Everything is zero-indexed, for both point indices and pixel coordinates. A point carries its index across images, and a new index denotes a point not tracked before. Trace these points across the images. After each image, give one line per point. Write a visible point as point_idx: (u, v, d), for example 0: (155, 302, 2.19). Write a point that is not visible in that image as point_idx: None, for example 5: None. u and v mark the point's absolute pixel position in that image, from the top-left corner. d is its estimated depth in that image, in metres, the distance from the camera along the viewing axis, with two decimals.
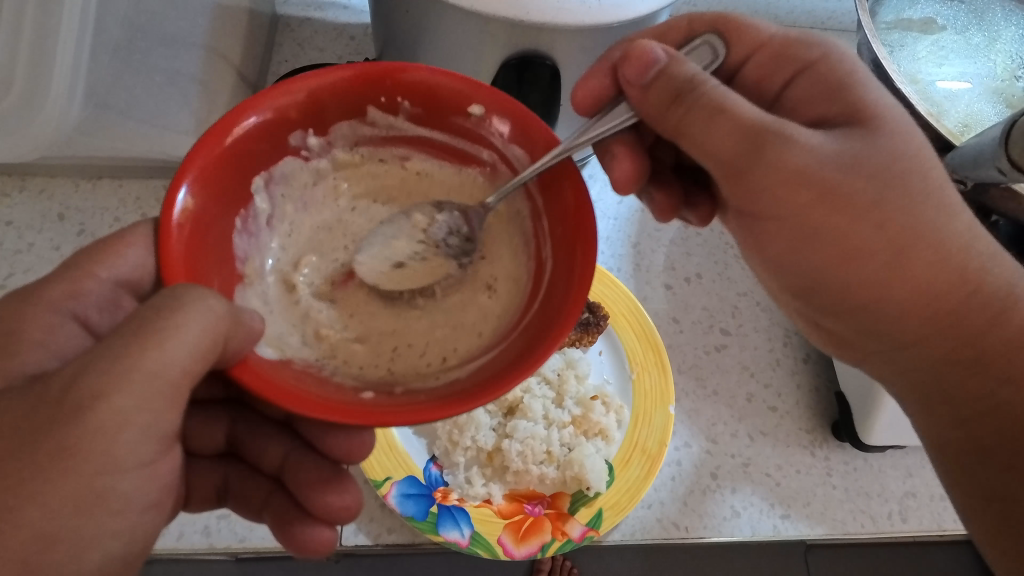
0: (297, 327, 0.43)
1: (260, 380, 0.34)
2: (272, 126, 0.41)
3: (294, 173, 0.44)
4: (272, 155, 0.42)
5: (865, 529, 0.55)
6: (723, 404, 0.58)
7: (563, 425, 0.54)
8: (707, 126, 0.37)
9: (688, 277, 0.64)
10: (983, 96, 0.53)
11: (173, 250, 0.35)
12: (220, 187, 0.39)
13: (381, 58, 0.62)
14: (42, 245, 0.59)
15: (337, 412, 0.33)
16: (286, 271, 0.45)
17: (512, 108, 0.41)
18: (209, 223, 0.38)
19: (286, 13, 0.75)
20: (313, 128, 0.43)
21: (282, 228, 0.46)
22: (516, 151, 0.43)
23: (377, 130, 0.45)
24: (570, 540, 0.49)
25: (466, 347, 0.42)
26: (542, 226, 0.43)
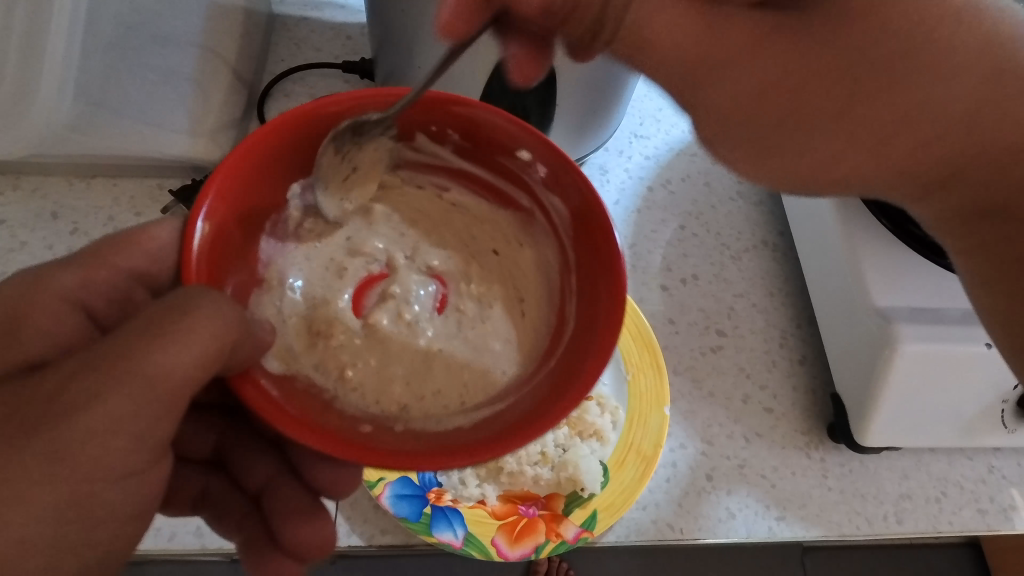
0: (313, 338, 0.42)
1: (267, 404, 0.34)
2: (316, 140, 0.41)
3: None
4: (315, 166, 0.43)
5: (861, 531, 0.54)
6: (719, 406, 0.58)
7: (558, 426, 0.54)
8: (642, 39, 0.35)
9: (684, 278, 0.64)
10: None
11: (194, 258, 0.36)
12: (248, 195, 0.40)
13: (378, 57, 0.62)
14: (35, 244, 0.59)
15: (352, 449, 0.33)
16: (322, 280, 0.45)
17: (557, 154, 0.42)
18: (236, 228, 0.39)
19: (283, 13, 0.75)
20: (358, 147, 0.44)
21: (311, 238, 0.45)
22: (555, 200, 0.43)
23: (419, 155, 0.46)
24: (564, 541, 0.48)
25: (484, 390, 0.42)
26: (570, 282, 0.43)
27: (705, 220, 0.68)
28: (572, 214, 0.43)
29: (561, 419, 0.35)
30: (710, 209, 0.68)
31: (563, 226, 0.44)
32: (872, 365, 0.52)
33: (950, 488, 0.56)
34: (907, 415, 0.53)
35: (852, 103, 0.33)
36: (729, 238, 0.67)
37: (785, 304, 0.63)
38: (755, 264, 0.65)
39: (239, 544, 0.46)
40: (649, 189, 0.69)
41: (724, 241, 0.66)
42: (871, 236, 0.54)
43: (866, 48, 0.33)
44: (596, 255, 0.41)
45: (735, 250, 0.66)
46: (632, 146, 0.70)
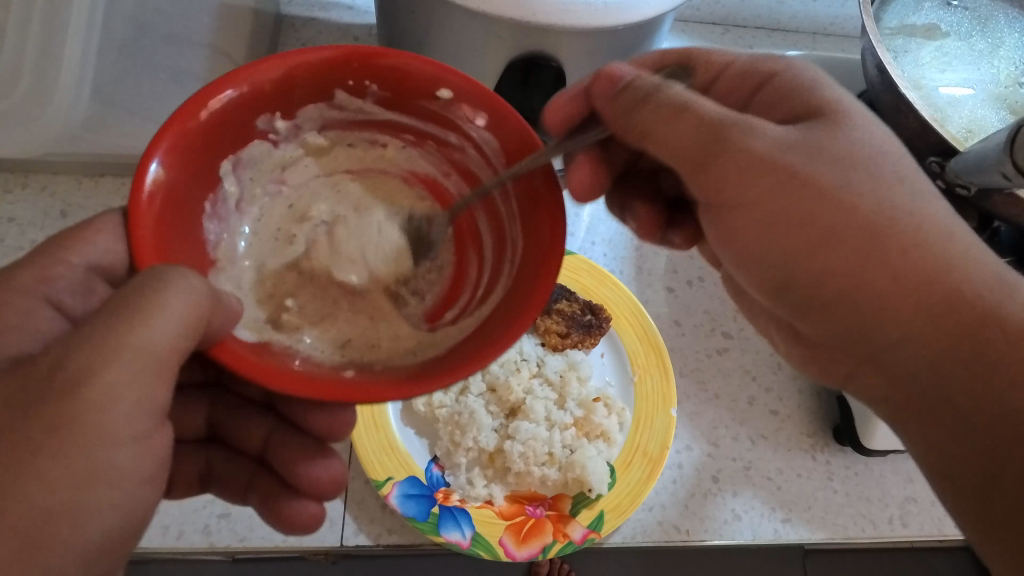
0: (266, 305, 0.43)
1: (237, 360, 0.34)
2: (243, 105, 0.39)
3: (263, 156, 0.44)
4: (239, 139, 0.41)
5: (866, 533, 0.54)
6: (725, 408, 0.58)
7: (564, 427, 0.54)
8: (665, 120, 0.39)
9: (690, 280, 0.64)
10: (987, 102, 0.54)
11: (143, 232, 0.34)
12: (190, 161, 0.38)
13: None
14: (44, 242, 0.59)
15: (315, 388, 0.33)
16: (275, 247, 0.47)
17: (480, 90, 0.41)
18: (178, 199, 0.38)
19: (290, 13, 0.75)
20: (280, 110, 0.42)
21: (257, 211, 0.47)
22: (486, 134, 0.42)
23: (346, 112, 0.45)
24: (570, 542, 0.48)
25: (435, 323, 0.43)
26: (508, 209, 0.42)
27: None
28: (497, 143, 0.42)
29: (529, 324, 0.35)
30: None
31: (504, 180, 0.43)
32: None
33: None
34: None
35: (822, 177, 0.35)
36: None
37: None
38: None
39: (255, 505, 0.46)
40: None
41: None
42: None
43: (837, 147, 0.36)
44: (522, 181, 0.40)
45: None
46: None
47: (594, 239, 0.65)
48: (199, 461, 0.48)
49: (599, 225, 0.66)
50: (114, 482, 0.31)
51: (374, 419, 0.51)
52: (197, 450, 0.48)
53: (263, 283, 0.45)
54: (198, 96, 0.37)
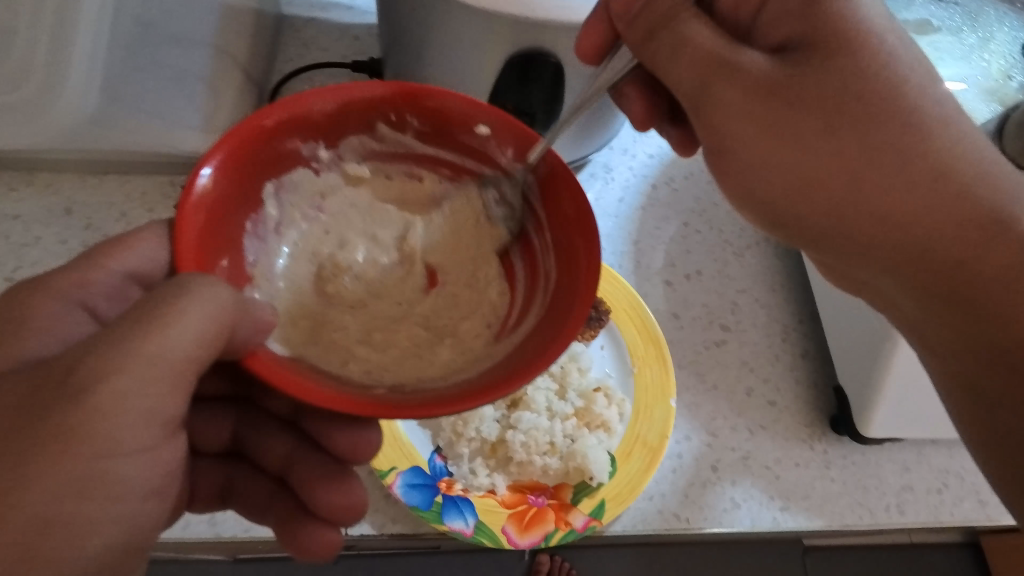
0: (311, 338, 0.43)
1: (277, 375, 0.34)
2: (289, 131, 0.41)
3: (303, 183, 0.45)
4: (284, 163, 0.43)
5: (864, 521, 0.55)
6: (723, 399, 0.59)
7: (565, 417, 0.54)
8: (671, 54, 0.39)
9: (687, 274, 0.65)
10: (978, 96, 0.55)
11: (187, 240, 0.36)
12: (239, 177, 0.40)
13: (387, 56, 0.64)
14: (49, 239, 0.60)
15: (352, 406, 0.34)
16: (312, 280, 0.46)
17: (517, 128, 0.43)
18: (223, 216, 0.39)
19: (291, 14, 0.76)
20: (324, 139, 0.44)
21: (291, 236, 0.47)
22: (520, 170, 0.44)
23: (385, 146, 0.46)
24: (572, 530, 0.49)
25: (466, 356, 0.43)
26: (543, 241, 0.44)
27: (707, 217, 0.69)
28: (536, 180, 0.43)
29: (558, 354, 0.36)
30: (713, 207, 0.69)
31: (537, 206, 0.44)
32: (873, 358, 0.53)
33: (951, 479, 0.57)
34: (908, 406, 0.54)
35: (831, 108, 0.36)
36: (732, 235, 0.68)
37: (786, 300, 0.64)
38: (758, 261, 0.66)
39: (272, 526, 0.47)
40: (651, 187, 0.70)
41: (727, 238, 0.67)
42: None
43: (842, 79, 0.36)
44: (563, 213, 0.42)
45: (738, 247, 0.67)
46: (636, 145, 0.72)
47: None
48: (221, 473, 0.48)
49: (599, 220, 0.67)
50: (123, 463, 0.32)
51: None
52: (221, 464, 0.49)
53: (296, 324, 0.44)
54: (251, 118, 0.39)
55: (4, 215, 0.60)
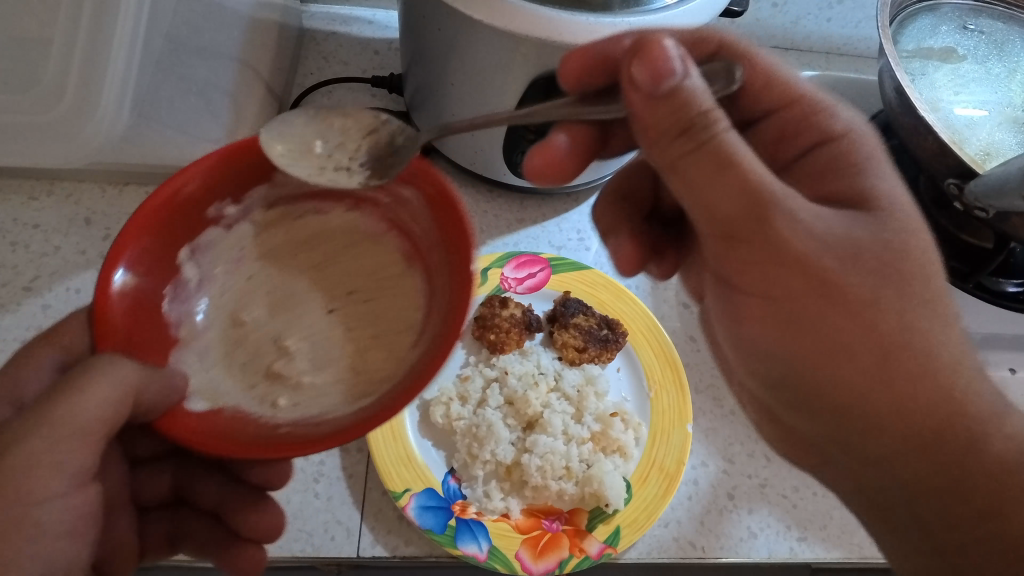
0: (253, 373, 0.40)
1: (207, 434, 0.35)
2: (183, 209, 0.40)
3: (219, 242, 0.43)
4: (189, 229, 0.41)
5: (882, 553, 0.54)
6: (740, 425, 0.58)
7: (581, 441, 0.54)
8: (701, 182, 0.35)
9: None
10: (1003, 126, 0.54)
11: (112, 326, 0.37)
12: (156, 255, 0.40)
13: (409, 71, 0.64)
14: (68, 248, 0.60)
15: (267, 443, 0.34)
16: (235, 323, 0.42)
17: (239, 147, 0.41)
18: (145, 307, 0.39)
19: (312, 27, 0.76)
20: (224, 196, 0.42)
21: (222, 289, 0.43)
22: (406, 189, 0.42)
23: (288, 186, 0.44)
24: (587, 556, 0.48)
25: (381, 371, 0.39)
26: (435, 257, 0.40)
27: None
28: (426, 198, 0.41)
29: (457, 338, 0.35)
30: None
31: (417, 207, 0.42)
32: None
33: None
34: None
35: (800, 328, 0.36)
36: None
37: None
38: None
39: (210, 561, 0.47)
40: None
41: None
42: None
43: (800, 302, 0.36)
44: (452, 229, 0.39)
45: None
46: None
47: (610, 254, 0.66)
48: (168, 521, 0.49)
49: None
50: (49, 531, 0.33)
51: (394, 431, 0.52)
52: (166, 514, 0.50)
53: (235, 360, 0.41)
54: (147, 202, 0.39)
55: (24, 224, 0.60)
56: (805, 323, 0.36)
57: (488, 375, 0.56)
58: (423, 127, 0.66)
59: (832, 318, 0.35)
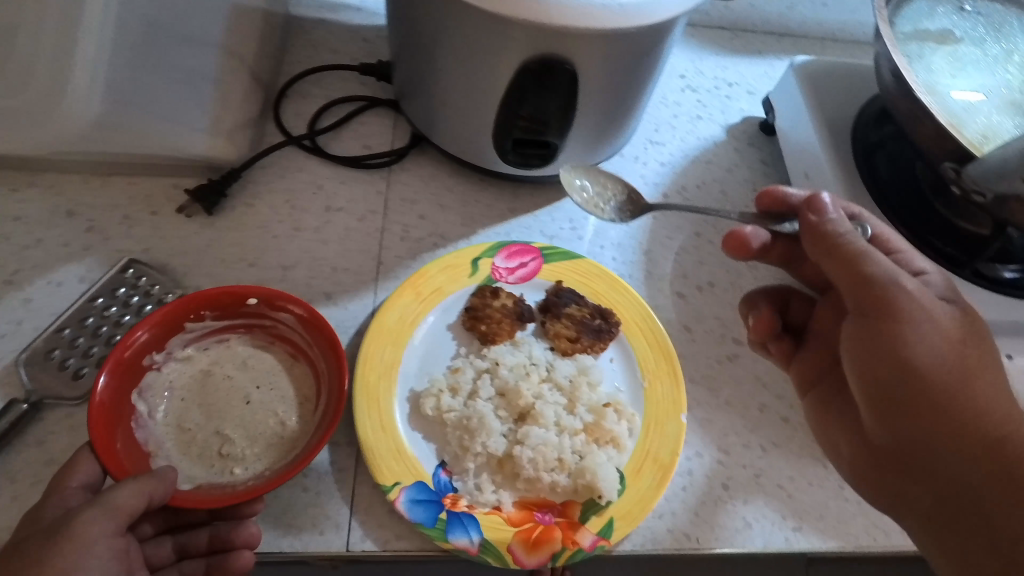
0: (205, 460, 0.49)
1: (194, 501, 0.44)
2: (158, 335, 0.52)
3: (156, 381, 0.52)
4: (134, 375, 0.51)
5: (878, 543, 0.54)
6: (736, 415, 0.58)
7: (574, 432, 0.53)
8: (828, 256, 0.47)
9: (699, 285, 0.64)
10: (1002, 109, 0.53)
11: (100, 431, 0.46)
12: (116, 396, 0.49)
13: (398, 57, 0.62)
14: (51, 241, 0.59)
15: (231, 497, 0.44)
16: (181, 431, 0.50)
17: (213, 295, 0.53)
18: (117, 408, 0.48)
19: (300, 14, 0.75)
20: (154, 345, 0.52)
21: (169, 423, 0.51)
22: (286, 316, 0.54)
23: (191, 332, 0.54)
24: (580, 549, 0.48)
25: (307, 417, 0.52)
26: (317, 354, 0.53)
27: (721, 228, 0.68)
28: (301, 316, 0.53)
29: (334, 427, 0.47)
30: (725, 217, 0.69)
31: (292, 327, 0.54)
32: None
33: None
34: None
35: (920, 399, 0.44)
36: None
37: None
38: (771, 274, 0.66)
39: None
40: (664, 196, 0.69)
41: None
42: None
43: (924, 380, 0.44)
44: (330, 334, 0.52)
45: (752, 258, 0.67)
46: (648, 153, 0.72)
47: (604, 243, 0.65)
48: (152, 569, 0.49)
49: (609, 229, 0.66)
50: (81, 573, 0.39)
51: (384, 424, 0.51)
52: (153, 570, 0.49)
53: (189, 448, 0.50)
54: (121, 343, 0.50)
55: (5, 216, 0.59)
56: (911, 357, 0.44)
57: (479, 366, 0.55)
58: (415, 115, 0.65)
59: (954, 391, 0.44)
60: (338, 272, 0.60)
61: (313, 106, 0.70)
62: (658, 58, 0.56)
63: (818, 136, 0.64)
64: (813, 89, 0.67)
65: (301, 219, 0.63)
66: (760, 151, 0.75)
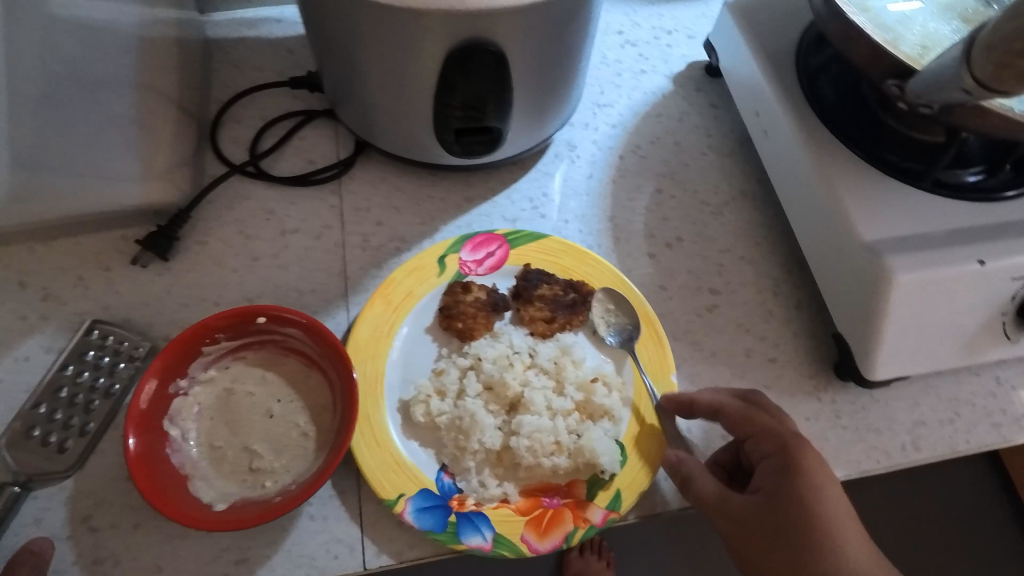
0: (239, 476, 0.50)
1: (231, 523, 0.45)
2: (174, 369, 0.51)
3: (184, 408, 0.52)
4: (161, 409, 0.50)
5: (880, 464, 0.54)
6: (723, 364, 0.58)
7: (567, 412, 0.53)
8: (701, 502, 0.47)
9: (668, 242, 0.64)
10: (936, 15, 0.53)
11: (141, 478, 0.46)
12: (148, 438, 0.49)
13: (323, 65, 0.61)
14: (7, 317, 0.57)
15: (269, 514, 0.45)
16: (212, 450, 0.51)
17: (219, 320, 0.51)
18: (152, 450, 0.48)
19: (217, 36, 0.72)
20: (173, 376, 0.51)
21: (203, 446, 0.51)
22: (293, 331, 0.53)
23: (208, 355, 0.53)
24: (592, 526, 0.48)
25: (331, 423, 0.52)
26: (327, 362, 0.53)
27: (680, 180, 0.68)
28: (306, 327, 0.52)
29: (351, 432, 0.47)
30: (683, 168, 0.69)
31: (299, 338, 0.53)
32: (867, 301, 0.53)
33: (958, 407, 0.57)
34: (913, 341, 0.53)
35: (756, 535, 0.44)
36: (707, 194, 0.67)
37: (771, 253, 0.64)
38: (736, 217, 0.66)
39: None
40: (619, 158, 0.69)
41: (703, 198, 0.67)
42: (849, 177, 0.56)
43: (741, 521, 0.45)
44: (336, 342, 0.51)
45: (715, 205, 0.66)
46: (596, 117, 0.71)
47: (567, 216, 0.65)
48: None
49: (570, 201, 0.66)
50: None
51: (378, 438, 0.51)
52: None
53: (222, 466, 0.50)
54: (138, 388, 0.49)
55: None
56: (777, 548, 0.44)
57: (462, 365, 0.55)
58: (353, 122, 0.63)
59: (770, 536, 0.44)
60: (304, 295, 0.59)
61: (248, 129, 0.68)
62: (585, 22, 0.55)
63: (761, 72, 0.64)
64: (749, 24, 0.66)
65: (258, 249, 0.62)
66: (708, 95, 0.74)
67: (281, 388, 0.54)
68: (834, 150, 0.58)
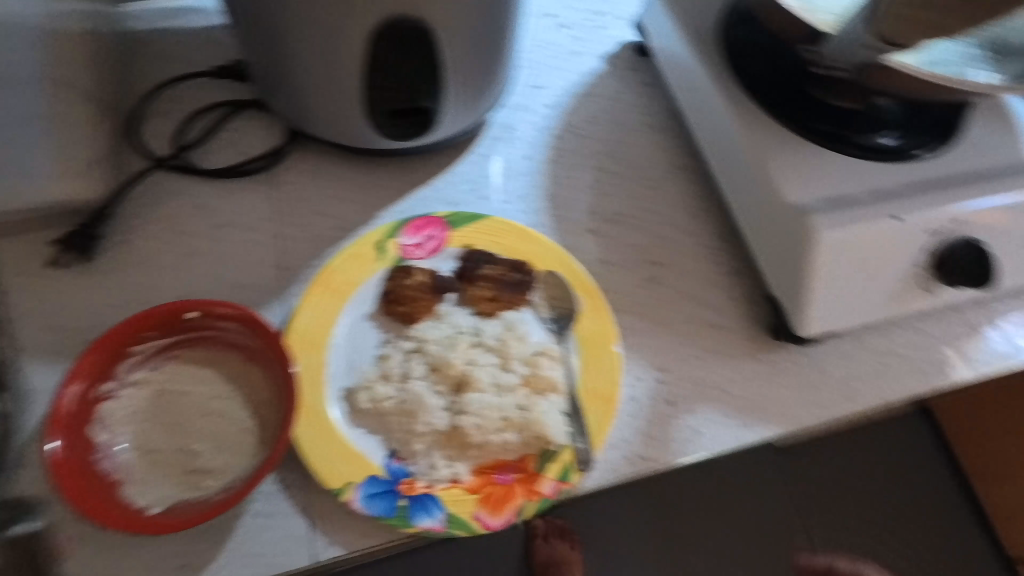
0: (175, 477, 0.48)
1: (165, 525, 0.43)
2: (99, 370, 0.49)
3: (112, 410, 0.49)
4: (89, 413, 0.48)
5: (818, 418, 0.57)
6: (667, 333, 0.59)
7: (514, 388, 0.53)
8: None
9: (609, 217, 0.65)
10: None
11: (69, 482, 0.44)
12: (74, 440, 0.46)
13: (246, 51, 0.59)
14: None
15: (210, 511, 0.44)
16: (146, 452, 0.49)
17: (147, 315, 0.49)
18: (81, 455, 0.46)
19: (133, 27, 0.69)
20: (100, 378, 0.49)
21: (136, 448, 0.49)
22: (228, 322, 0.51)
23: (138, 354, 0.51)
24: (543, 498, 0.49)
25: (270, 415, 0.50)
26: (264, 351, 0.51)
27: (618, 156, 0.69)
28: (240, 317, 0.50)
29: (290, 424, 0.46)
30: (619, 144, 0.70)
31: (235, 330, 0.52)
32: (797, 259, 0.55)
33: (889, 358, 0.60)
34: (841, 296, 0.55)
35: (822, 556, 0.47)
36: (645, 170, 0.68)
37: (708, 222, 0.66)
38: (674, 189, 0.67)
39: None
40: (557, 138, 0.69)
41: (642, 174, 0.68)
42: (777, 144, 0.58)
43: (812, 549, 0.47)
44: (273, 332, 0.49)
45: (653, 180, 0.68)
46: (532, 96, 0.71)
47: (508, 197, 0.65)
48: None
49: (510, 182, 0.66)
50: None
51: (322, 426, 0.50)
52: None
53: (157, 467, 0.48)
54: (61, 395, 0.47)
55: None
56: None
57: (405, 348, 0.54)
58: (282, 111, 0.62)
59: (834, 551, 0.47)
60: (242, 288, 0.58)
61: (171, 122, 0.65)
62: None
63: (687, 47, 0.65)
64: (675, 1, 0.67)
65: (190, 244, 0.59)
66: (641, 72, 0.75)
67: (222, 385, 0.51)
68: (760, 118, 0.59)
